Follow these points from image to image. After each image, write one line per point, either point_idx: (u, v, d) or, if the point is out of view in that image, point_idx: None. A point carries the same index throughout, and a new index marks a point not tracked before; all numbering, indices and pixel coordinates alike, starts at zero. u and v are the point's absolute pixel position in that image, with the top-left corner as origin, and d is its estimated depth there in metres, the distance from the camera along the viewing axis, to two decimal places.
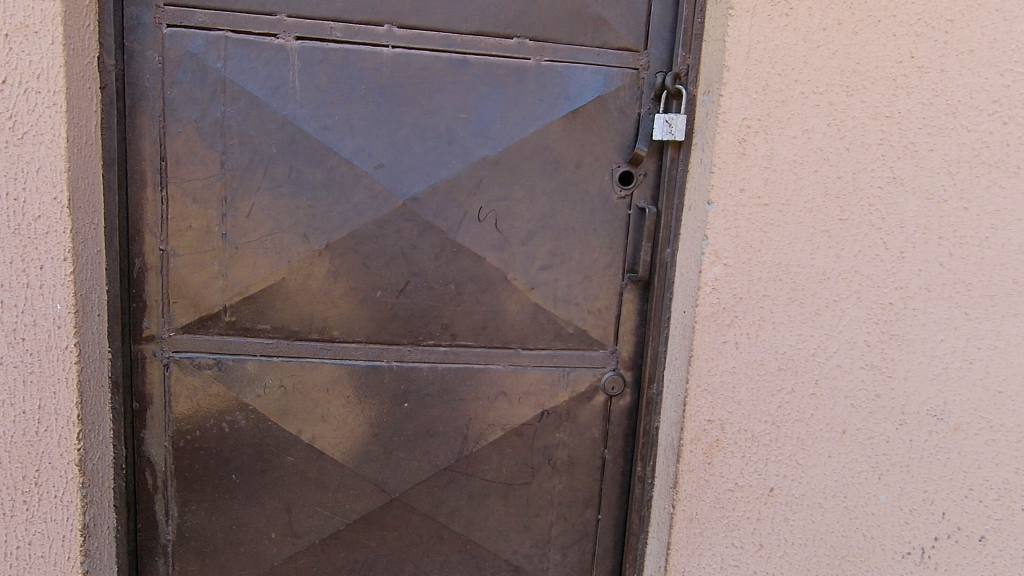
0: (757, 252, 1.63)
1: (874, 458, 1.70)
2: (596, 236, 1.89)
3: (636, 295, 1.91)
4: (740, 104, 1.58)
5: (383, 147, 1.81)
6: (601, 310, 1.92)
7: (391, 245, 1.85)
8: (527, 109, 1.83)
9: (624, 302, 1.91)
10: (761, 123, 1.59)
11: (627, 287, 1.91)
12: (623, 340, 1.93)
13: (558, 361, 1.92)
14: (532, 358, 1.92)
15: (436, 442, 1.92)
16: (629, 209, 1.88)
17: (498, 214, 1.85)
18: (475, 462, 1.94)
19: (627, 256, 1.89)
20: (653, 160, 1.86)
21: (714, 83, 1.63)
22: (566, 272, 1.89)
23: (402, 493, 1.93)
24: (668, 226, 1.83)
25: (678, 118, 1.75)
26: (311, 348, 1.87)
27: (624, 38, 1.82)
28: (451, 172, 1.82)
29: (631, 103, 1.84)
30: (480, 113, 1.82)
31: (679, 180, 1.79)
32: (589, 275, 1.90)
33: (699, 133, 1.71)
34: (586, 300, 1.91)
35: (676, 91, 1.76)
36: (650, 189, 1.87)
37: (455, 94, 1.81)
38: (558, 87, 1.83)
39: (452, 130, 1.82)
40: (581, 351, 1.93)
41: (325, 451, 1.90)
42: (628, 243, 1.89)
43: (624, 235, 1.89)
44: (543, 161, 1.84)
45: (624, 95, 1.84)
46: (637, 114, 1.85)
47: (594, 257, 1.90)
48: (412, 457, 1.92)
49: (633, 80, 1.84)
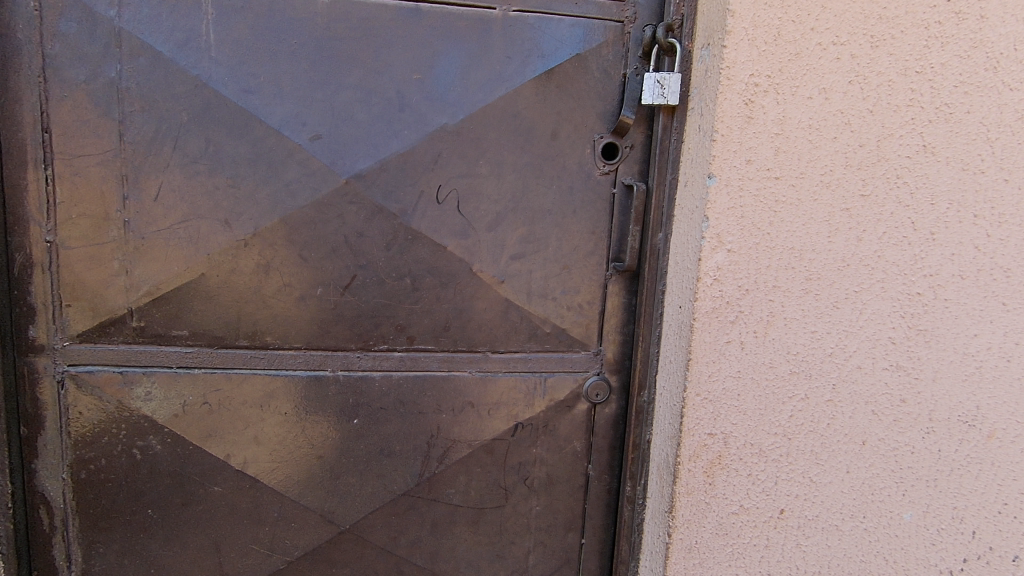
0: (766, 235, 1.38)
1: (897, 472, 1.47)
2: (576, 219, 1.61)
3: (623, 288, 1.65)
4: (747, 57, 1.32)
5: (320, 115, 1.48)
6: (582, 305, 1.65)
7: (333, 233, 1.53)
8: (493, 69, 1.52)
9: (608, 296, 1.65)
10: (772, 80, 1.33)
11: (612, 279, 1.65)
12: (609, 340, 1.67)
13: (534, 366, 1.66)
14: (502, 363, 1.65)
15: (392, 463, 1.64)
16: (614, 187, 1.61)
17: (461, 194, 1.56)
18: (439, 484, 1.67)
19: (611, 243, 1.63)
20: (642, 129, 1.59)
21: (715, 34, 1.36)
22: (542, 262, 1.62)
23: (354, 523, 1.64)
24: (660, 207, 1.56)
25: (672, 78, 1.47)
26: (239, 357, 1.58)
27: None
28: (403, 144, 1.51)
29: (615, 62, 1.57)
30: (438, 73, 1.51)
31: (673, 152, 1.52)
32: (568, 266, 1.63)
33: (695, 96, 1.44)
34: (564, 294, 1.64)
35: (669, 46, 1.47)
36: (637, 164, 1.60)
37: (407, 50, 1.50)
38: (530, 43, 1.53)
39: (403, 93, 1.50)
40: (560, 353, 1.67)
41: (260, 478, 1.61)
42: (612, 227, 1.62)
43: (608, 218, 1.62)
44: (512, 131, 1.55)
45: (607, 53, 1.56)
46: (623, 76, 1.57)
47: (574, 244, 1.62)
48: (364, 482, 1.64)
49: (618, 35, 1.56)
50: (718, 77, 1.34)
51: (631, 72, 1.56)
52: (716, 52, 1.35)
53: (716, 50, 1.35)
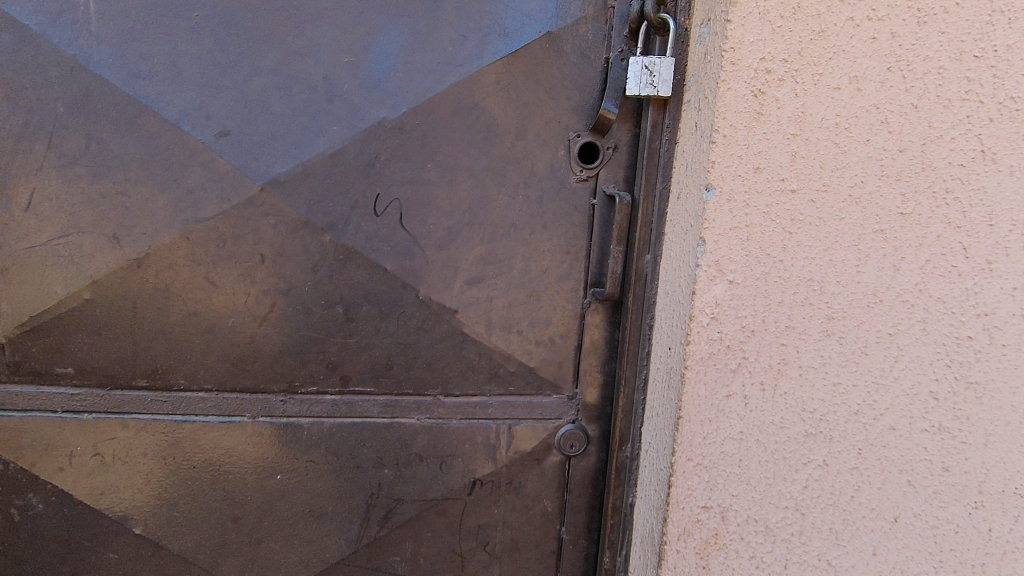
0: (778, 262, 1.10)
1: (937, 557, 1.17)
2: (546, 236, 1.33)
3: (604, 319, 1.38)
4: (757, 35, 1.02)
5: (227, 106, 1.18)
6: (554, 340, 1.38)
7: (246, 252, 1.24)
8: (443, 50, 1.22)
9: (586, 329, 1.38)
10: (789, 66, 1.03)
11: (590, 309, 1.37)
12: (586, 382, 1.40)
13: (495, 412, 1.38)
14: (456, 409, 1.37)
15: (326, 525, 1.37)
16: (593, 198, 1.32)
17: (405, 205, 1.26)
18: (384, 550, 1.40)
19: (590, 265, 1.35)
20: (628, 126, 1.29)
21: (716, 6, 1.07)
22: (505, 287, 1.33)
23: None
24: (647, 224, 1.27)
25: (664, 63, 1.17)
26: (138, 401, 1.30)
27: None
28: (332, 143, 1.22)
29: (595, 44, 1.26)
30: (376, 56, 1.20)
31: (664, 156, 1.23)
32: (538, 292, 1.35)
33: (692, 86, 1.15)
34: (532, 326, 1.36)
35: (660, 23, 1.18)
36: (622, 169, 1.31)
37: (335, 26, 1.19)
38: (490, 18, 1.23)
39: (332, 80, 1.20)
40: (527, 397, 1.39)
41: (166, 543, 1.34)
42: (591, 247, 1.34)
43: (586, 235, 1.34)
44: (467, 127, 1.25)
45: (585, 33, 1.25)
46: (605, 59, 1.26)
47: (544, 266, 1.34)
48: (292, 547, 1.37)
49: (600, 10, 1.25)
50: (719, 60, 1.04)
51: (615, 55, 1.25)
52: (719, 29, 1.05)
53: (719, 26, 1.05)
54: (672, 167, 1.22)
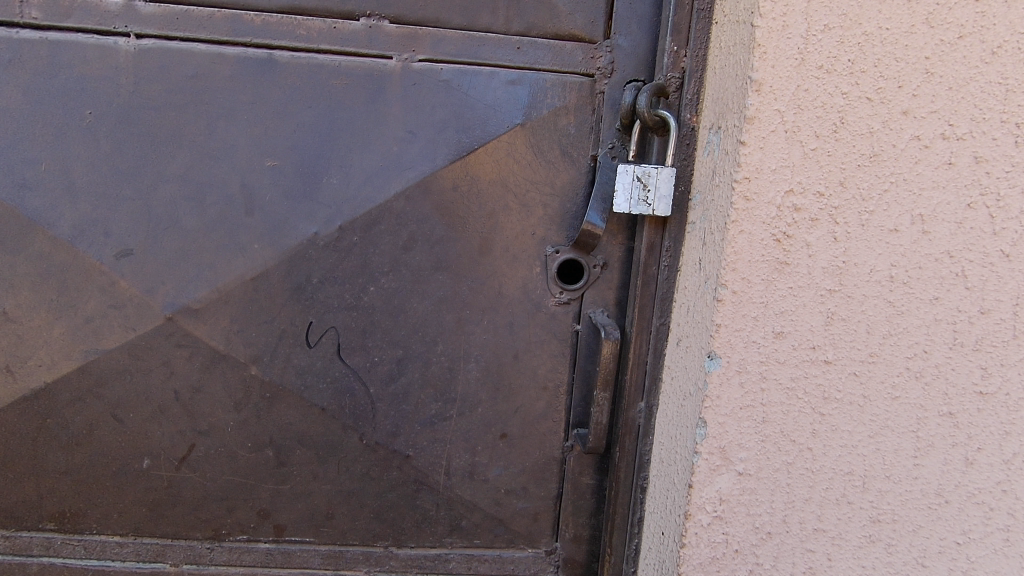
0: (807, 450, 0.84)
1: None
2: (518, 369, 1.09)
3: (589, 466, 1.12)
4: (783, 161, 0.74)
5: (126, 221, 0.97)
6: (528, 487, 1.13)
7: (157, 389, 1.04)
8: (385, 150, 0.98)
9: (568, 477, 1.13)
10: (827, 201, 0.75)
11: (572, 454, 1.12)
12: (566, 536, 1.15)
13: (457, 568, 1.14)
14: (411, 564, 1.14)
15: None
16: (578, 325, 1.07)
17: (343, 335, 1.04)
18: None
19: (573, 404, 1.10)
20: (619, 239, 1.03)
21: (726, 115, 0.78)
22: (467, 428, 1.10)
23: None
24: (641, 365, 1.00)
25: (661, 175, 0.89)
26: (45, 543, 1.10)
27: (564, 19, 0.96)
28: (253, 265, 1.00)
29: (580, 138, 0.99)
30: (303, 158, 0.98)
31: (663, 285, 0.96)
32: (508, 432, 1.11)
33: (695, 205, 0.89)
34: (503, 472, 1.12)
35: (658, 120, 0.89)
36: (613, 290, 1.05)
37: (255, 123, 0.97)
38: (445, 110, 0.97)
39: (251, 189, 0.98)
40: (496, 551, 1.15)
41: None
42: (573, 382, 1.09)
43: (567, 367, 1.09)
44: (418, 243, 1.01)
45: (567, 126, 0.98)
46: (592, 158, 0.99)
47: (516, 403, 1.10)
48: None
49: (585, 98, 0.97)
50: (728, 192, 0.76)
51: (604, 153, 0.97)
52: (729, 147, 0.77)
53: (729, 144, 0.76)
54: (670, 300, 0.96)
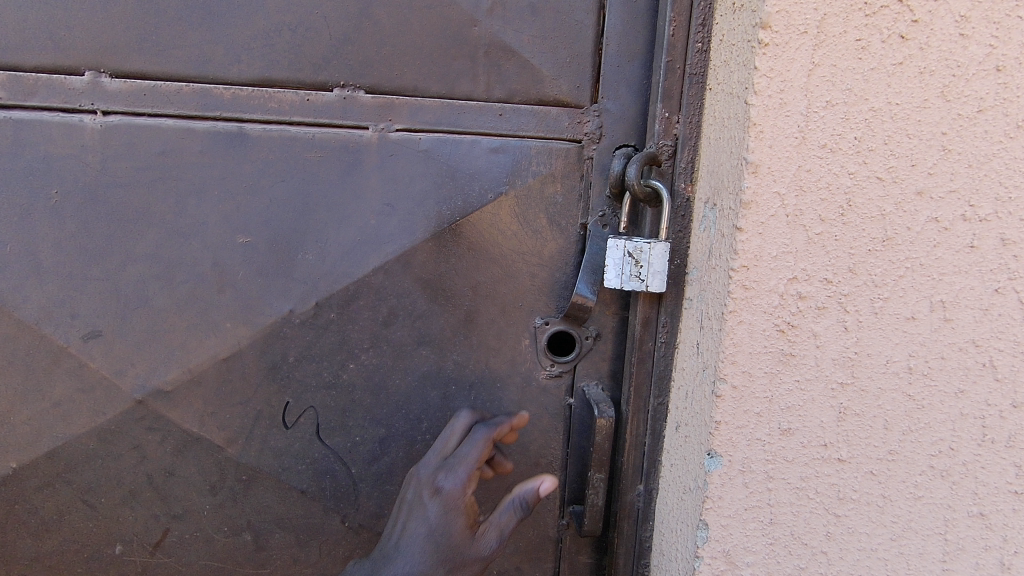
0: (821, 554, 0.75)
1: None
2: (508, 445, 1.01)
3: (585, 549, 1.03)
4: (784, 247, 0.67)
5: (94, 304, 0.93)
6: (522, 571, 1.04)
7: (128, 473, 0.97)
8: (361, 223, 0.94)
9: (562, 560, 1.03)
10: (836, 288, 0.68)
11: (567, 532, 1.02)
12: None
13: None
14: None
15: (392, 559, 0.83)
16: (570, 398, 0.99)
17: (322, 414, 0.98)
18: (479, 556, 0.83)
19: (567, 481, 1.01)
20: (613, 310, 0.97)
21: (721, 192, 0.72)
22: None
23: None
24: (638, 445, 0.92)
25: (655, 250, 0.80)
26: None
27: (548, 84, 0.94)
28: (227, 344, 0.95)
29: (567, 207, 0.96)
30: (277, 232, 0.94)
31: (660, 361, 0.89)
32: (499, 511, 1.02)
33: (691, 281, 0.82)
34: (495, 553, 1.03)
35: (650, 191, 0.82)
36: (607, 361, 0.98)
37: (226, 199, 0.93)
38: (425, 180, 0.95)
39: (223, 266, 0.93)
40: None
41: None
42: (567, 458, 1.01)
43: (560, 442, 1.01)
44: (401, 317, 0.97)
45: (553, 194, 0.96)
46: (582, 225, 0.97)
47: (507, 480, 1.01)
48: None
49: (572, 165, 0.95)
50: (726, 278, 0.69)
51: (595, 221, 0.94)
52: (724, 230, 0.70)
53: (725, 227, 0.70)
54: (667, 378, 0.89)
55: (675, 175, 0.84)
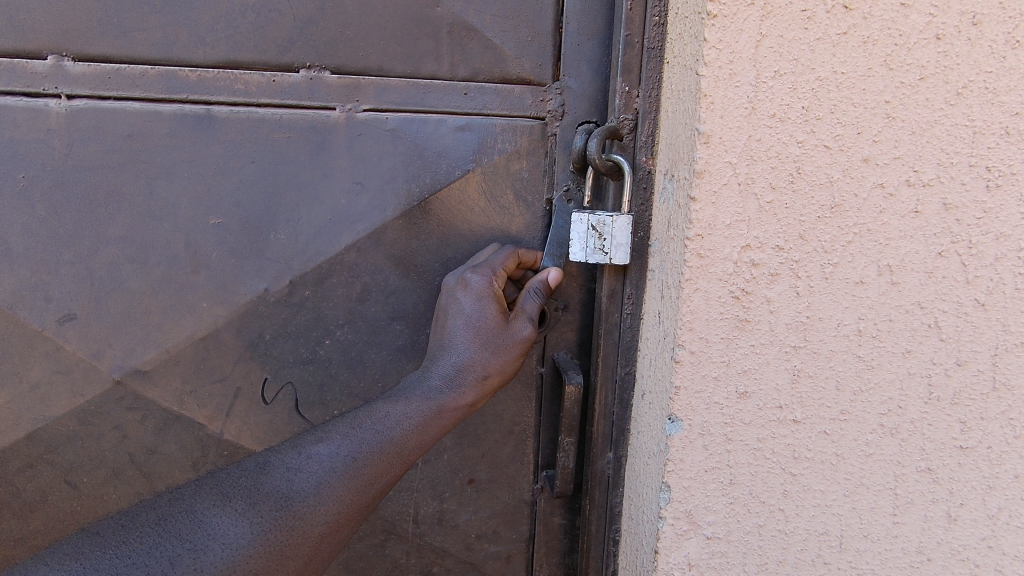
0: (777, 511, 0.78)
1: None
2: (481, 415, 1.03)
3: (558, 511, 1.07)
4: (737, 215, 0.69)
5: (67, 287, 0.93)
6: (500, 534, 1.07)
7: (109, 453, 0.99)
8: (332, 202, 0.96)
9: (537, 522, 1.07)
10: (787, 254, 0.71)
11: (542, 496, 1.06)
12: None
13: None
14: None
15: (439, 351, 0.91)
16: (540, 367, 1.02)
17: (300, 389, 1.00)
18: (519, 340, 0.91)
19: (540, 447, 1.05)
20: (578, 282, 1.00)
21: (678, 163, 0.73)
22: (432, 479, 1.04)
23: (327, 498, 0.75)
24: (607, 416, 0.94)
25: (617, 222, 0.82)
26: None
27: (511, 62, 0.97)
28: (202, 324, 0.96)
29: (533, 182, 1.00)
30: (248, 213, 0.95)
31: (626, 332, 0.90)
32: (475, 478, 1.05)
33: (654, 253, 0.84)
34: (472, 518, 1.06)
35: (612, 164, 0.83)
36: (574, 331, 1.01)
37: (196, 181, 0.93)
38: (393, 159, 0.97)
39: (195, 247, 0.94)
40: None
41: (139, 509, 0.72)
42: (540, 426, 1.04)
43: (532, 411, 1.04)
44: (375, 292, 1.00)
45: (519, 170, 0.99)
46: (547, 199, 1.00)
47: (483, 449, 1.04)
48: (365, 441, 0.80)
49: (535, 141, 0.99)
50: (683, 247, 0.71)
51: (559, 196, 0.98)
52: (680, 200, 0.72)
53: (681, 199, 0.72)
54: (634, 349, 0.91)
55: (636, 148, 0.86)
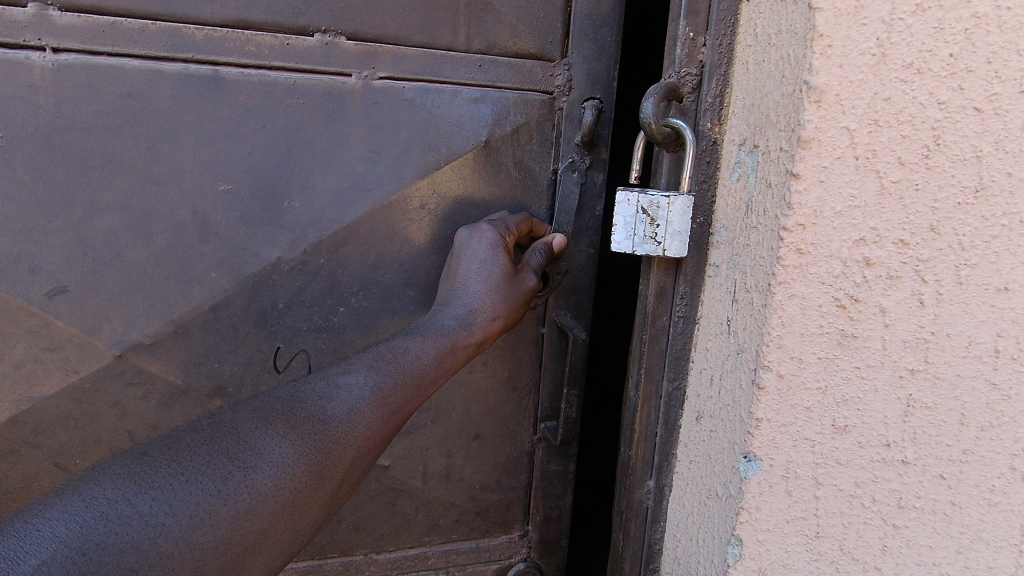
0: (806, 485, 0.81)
1: None
2: (487, 374, 1.11)
3: (554, 455, 1.19)
4: (850, 202, 0.72)
5: (58, 258, 0.86)
6: (501, 482, 1.18)
7: (106, 431, 0.93)
8: (348, 170, 0.94)
9: (534, 467, 1.19)
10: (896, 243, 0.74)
11: (540, 445, 1.17)
12: (536, 519, 1.22)
13: (436, 562, 1.19)
14: (391, 564, 1.17)
15: (450, 295, 0.93)
16: (541, 326, 1.11)
17: (315, 356, 0.99)
18: (525, 289, 0.95)
19: (541, 399, 1.15)
20: (582, 246, 1.08)
21: (764, 121, 0.76)
22: (441, 436, 1.12)
23: (361, 425, 0.74)
24: (650, 436, 0.97)
25: (675, 207, 0.81)
26: None
27: (524, 38, 0.96)
28: (211, 295, 0.92)
29: (541, 153, 1.02)
30: (260, 180, 0.91)
31: (676, 337, 0.93)
32: (480, 434, 1.14)
33: (715, 263, 0.87)
34: (478, 471, 1.16)
35: (670, 131, 0.83)
36: (574, 293, 1.10)
37: (203, 145, 0.88)
38: (410, 128, 0.95)
39: (204, 214, 0.89)
40: (473, 542, 1.20)
41: (182, 430, 0.68)
42: (540, 381, 1.14)
43: (533, 368, 1.13)
44: (388, 259, 0.99)
45: (529, 142, 1.01)
46: (553, 170, 1.03)
47: (488, 406, 1.13)
48: (388, 372, 0.80)
49: (547, 113, 1.00)
50: (768, 281, 0.74)
51: (565, 168, 1.02)
52: (772, 213, 0.74)
53: (773, 206, 0.74)
54: (684, 358, 0.94)
55: (698, 112, 0.86)
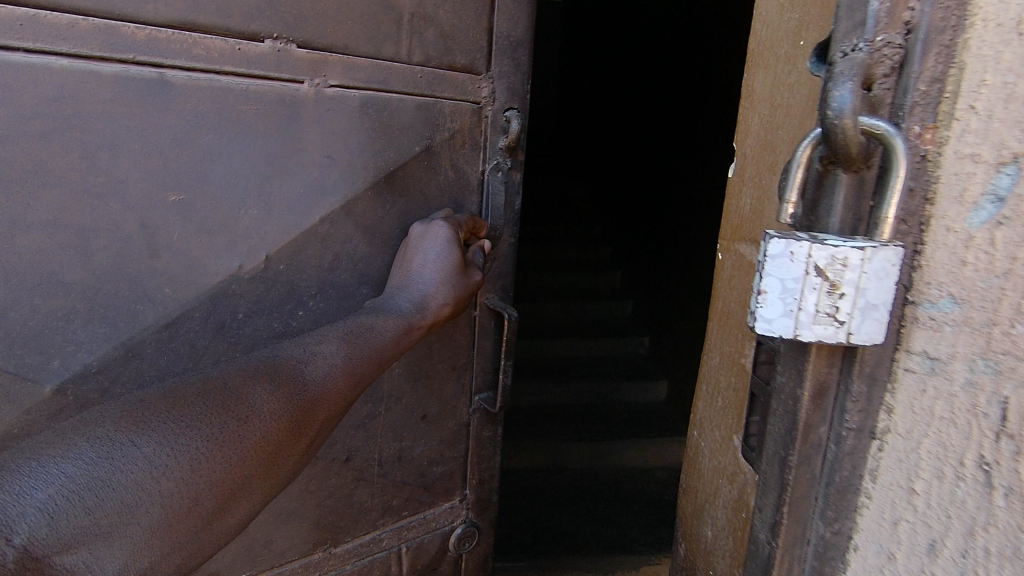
0: None
1: None
2: (432, 358, 1.21)
3: (487, 422, 1.35)
4: None
5: None
6: (445, 454, 1.30)
7: None
8: (304, 176, 0.95)
9: (471, 436, 1.33)
10: None
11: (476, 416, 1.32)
12: (473, 481, 1.37)
13: (389, 542, 1.26)
14: (349, 555, 1.21)
15: (404, 282, 0.98)
16: (475, 309, 1.24)
17: None
18: (471, 283, 1.03)
19: (477, 375, 1.29)
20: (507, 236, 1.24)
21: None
22: (393, 423, 1.18)
23: (334, 389, 0.75)
24: None
25: (873, 271, 0.52)
26: None
27: (456, 53, 1.07)
28: (166, 312, 0.87)
29: (473, 156, 1.14)
30: (214, 189, 0.88)
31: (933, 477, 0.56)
32: (427, 414, 1.23)
33: (918, 354, 0.59)
34: (425, 449, 1.26)
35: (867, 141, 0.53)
36: (502, 279, 1.26)
37: (150, 152, 0.82)
38: (361, 134, 0.99)
39: (154, 228, 0.84)
40: (421, 515, 1.31)
41: (176, 382, 0.66)
42: (476, 359, 1.27)
43: (468, 349, 1.26)
44: (344, 261, 1.03)
45: (463, 147, 1.12)
46: (483, 172, 1.16)
47: (433, 388, 1.23)
48: (359, 349, 0.81)
49: (475, 121, 1.13)
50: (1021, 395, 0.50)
51: (492, 169, 1.17)
52: None
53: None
54: (852, 487, 0.65)
55: (897, 108, 0.57)
